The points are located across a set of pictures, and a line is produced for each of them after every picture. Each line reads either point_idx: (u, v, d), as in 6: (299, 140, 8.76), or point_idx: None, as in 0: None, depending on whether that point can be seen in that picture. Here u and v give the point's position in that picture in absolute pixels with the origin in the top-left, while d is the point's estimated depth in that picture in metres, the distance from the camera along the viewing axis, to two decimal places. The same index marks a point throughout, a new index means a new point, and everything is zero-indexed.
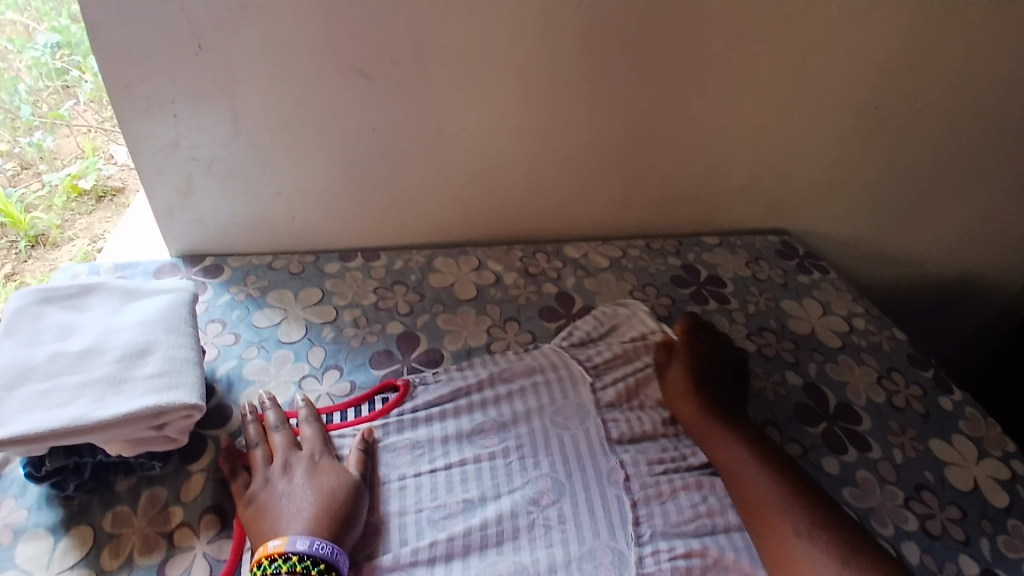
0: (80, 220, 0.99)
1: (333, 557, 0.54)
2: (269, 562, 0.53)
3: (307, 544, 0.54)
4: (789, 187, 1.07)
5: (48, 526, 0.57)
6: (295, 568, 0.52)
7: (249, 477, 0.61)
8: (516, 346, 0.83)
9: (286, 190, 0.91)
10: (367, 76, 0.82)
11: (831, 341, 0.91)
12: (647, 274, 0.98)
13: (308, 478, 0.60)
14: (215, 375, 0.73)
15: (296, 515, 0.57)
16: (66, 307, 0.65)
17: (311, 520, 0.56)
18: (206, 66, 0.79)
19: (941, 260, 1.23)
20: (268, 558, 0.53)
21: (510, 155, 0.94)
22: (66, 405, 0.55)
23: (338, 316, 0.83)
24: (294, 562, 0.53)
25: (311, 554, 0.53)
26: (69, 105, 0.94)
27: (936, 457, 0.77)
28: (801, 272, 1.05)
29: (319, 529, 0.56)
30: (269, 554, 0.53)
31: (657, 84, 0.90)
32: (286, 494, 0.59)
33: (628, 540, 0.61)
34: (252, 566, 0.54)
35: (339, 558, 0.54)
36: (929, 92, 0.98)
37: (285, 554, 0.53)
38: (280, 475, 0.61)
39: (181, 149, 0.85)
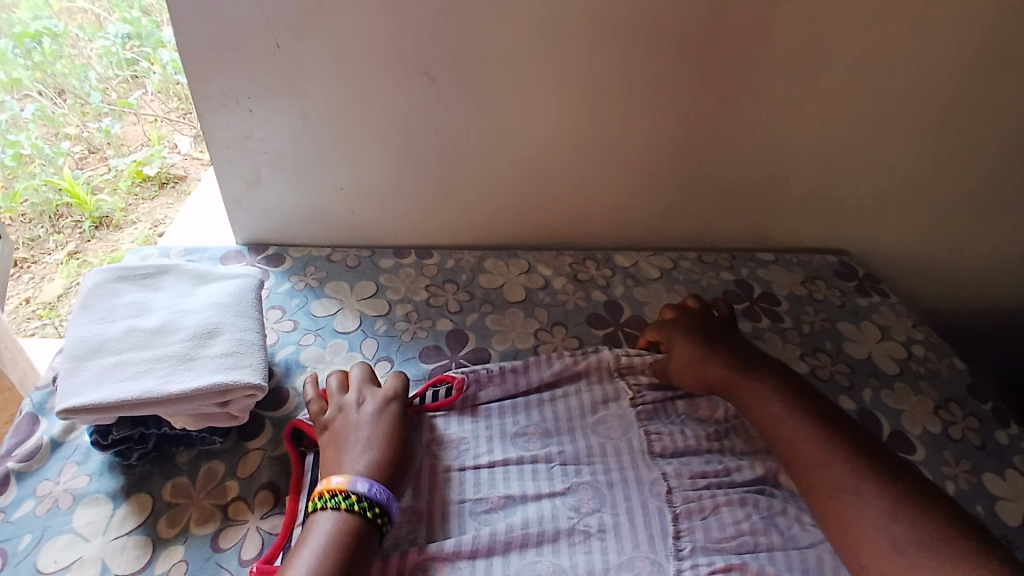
0: (143, 204, 1.15)
1: (387, 502, 0.56)
2: (328, 496, 0.55)
3: (365, 486, 0.56)
4: (853, 205, 1.04)
5: (108, 492, 0.60)
6: (353, 507, 0.55)
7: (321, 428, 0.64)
8: (563, 351, 0.83)
9: (347, 186, 0.94)
10: (431, 78, 0.84)
11: (888, 367, 0.88)
12: (698, 287, 0.97)
13: (376, 416, 0.63)
14: (274, 360, 0.76)
15: (360, 448, 0.60)
16: (139, 286, 0.69)
17: (368, 463, 0.59)
18: (280, 63, 0.82)
19: (1013, 289, 1.17)
20: (328, 492, 0.56)
21: (566, 160, 0.95)
22: (140, 378, 0.58)
23: (390, 310, 0.85)
24: (353, 501, 0.55)
25: (369, 496, 0.56)
26: (137, 94, 1.15)
27: (988, 491, 0.75)
28: (859, 293, 1.01)
29: (376, 473, 0.58)
30: (330, 488, 0.56)
31: (722, 94, 0.89)
32: (356, 426, 0.62)
33: (670, 555, 0.60)
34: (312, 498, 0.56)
35: (391, 503, 0.57)
36: (1012, 111, 0.93)
37: (346, 492, 0.55)
38: (352, 407, 0.64)
39: (251, 142, 0.89)
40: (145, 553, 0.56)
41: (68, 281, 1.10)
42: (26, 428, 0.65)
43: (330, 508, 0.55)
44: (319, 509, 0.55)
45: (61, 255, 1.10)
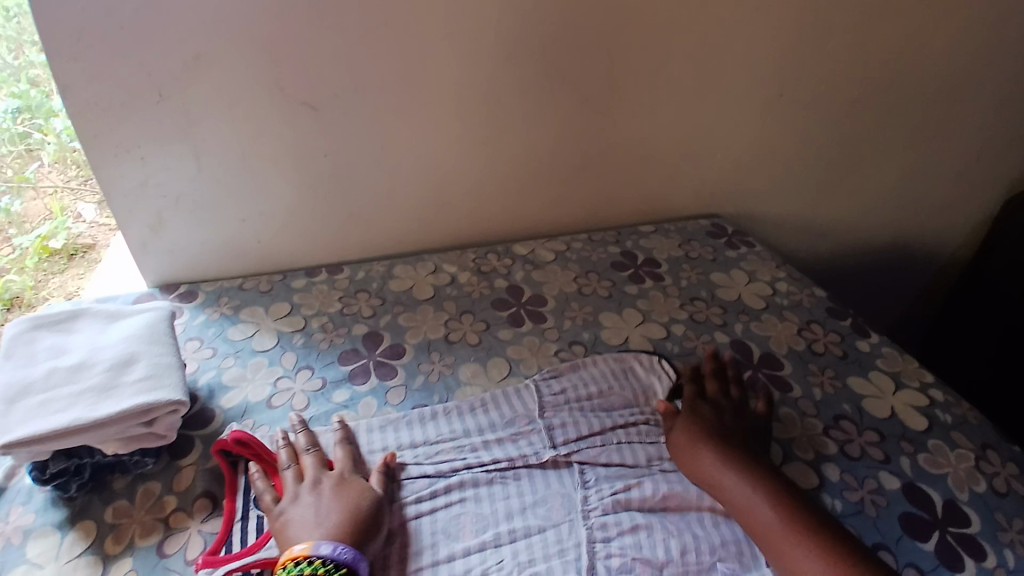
0: (53, 278, 1.08)
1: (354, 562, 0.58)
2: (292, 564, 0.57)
3: (330, 549, 0.58)
4: (716, 174, 1.18)
5: (54, 524, 0.66)
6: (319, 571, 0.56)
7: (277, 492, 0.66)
8: (471, 334, 0.91)
9: (252, 217, 1.00)
10: (314, 108, 0.92)
11: (756, 303, 1.01)
12: (589, 262, 1.08)
13: (335, 488, 0.65)
14: (197, 385, 0.81)
15: (321, 523, 0.61)
16: (56, 331, 0.75)
17: (337, 526, 0.61)
18: (167, 111, 0.87)
19: (871, 230, 1.33)
20: (291, 561, 0.57)
21: (454, 167, 1.04)
22: (66, 410, 0.65)
23: (306, 324, 0.91)
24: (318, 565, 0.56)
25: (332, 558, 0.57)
26: (34, 167, 1.05)
27: (854, 391, 0.87)
28: (728, 247, 1.15)
29: (339, 537, 0.60)
30: (295, 557, 0.57)
31: (581, 90, 1.01)
32: (313, 505, 0.63)
33: (570, 489, 0.70)
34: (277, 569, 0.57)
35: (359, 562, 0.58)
36: (827, 76, 1.08)
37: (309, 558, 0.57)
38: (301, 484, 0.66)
39: (150, 187, 0.93)
40: (95, 571, 0.62)
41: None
42: None
43: None
44: None
45: None
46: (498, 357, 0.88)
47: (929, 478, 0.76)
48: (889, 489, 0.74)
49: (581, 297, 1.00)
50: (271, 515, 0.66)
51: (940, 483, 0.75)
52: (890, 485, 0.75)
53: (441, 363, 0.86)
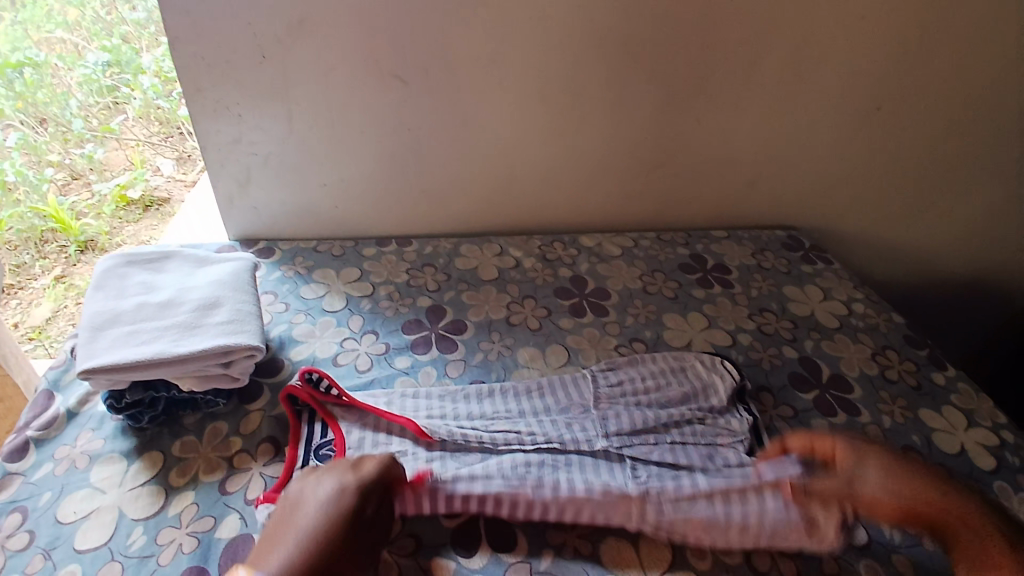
0: (128, 226, 1.22)
1: None
2: None
3: None
4: (799, 185, 1.13)
5: (121, 452, 0.70)
6: None
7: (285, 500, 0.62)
8: (532, 319, 0.91)
9: (331, 183, 1.03)
10: (402, 81, 0.93)
11: (830, 322, 0.97)
12: (657, 261, 1.06)
13: (332, 503, 0.59)
14: (270, 336, 0.84)
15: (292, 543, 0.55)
16: (147, 269, 0.80)
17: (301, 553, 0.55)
18: (266, 72, 0.91)
19: (959, 261, 1.25)
20: None
21: (530, 152, 1.04)
22: (152, 343, 0.69)
23: (374, 291, 0.93)
24: None
25: None
26: (118, 120, 1.24)
27: (924, 423, 0.82)
28: (804, 261, 1.11)
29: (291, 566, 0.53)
30: None
31: (671, 85, 0.98)
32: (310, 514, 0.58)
33: (621, 482, 0.68)
34: None
35: None
36: (936, 93, 1.01)
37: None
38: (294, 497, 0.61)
39: (240, 144, 0.97)
40: (158, 499, 0.66)
41: (55, 304, 1.14)
42: (42, 402, 0.75)
43: None
44: None
45: (48, 279, 1.15)
46: (558, 344, 0.88)
47: None
48: None
49: (645, 295, 0.98)
50: None
51: None
52: None
53: (501, 343, 0.87)
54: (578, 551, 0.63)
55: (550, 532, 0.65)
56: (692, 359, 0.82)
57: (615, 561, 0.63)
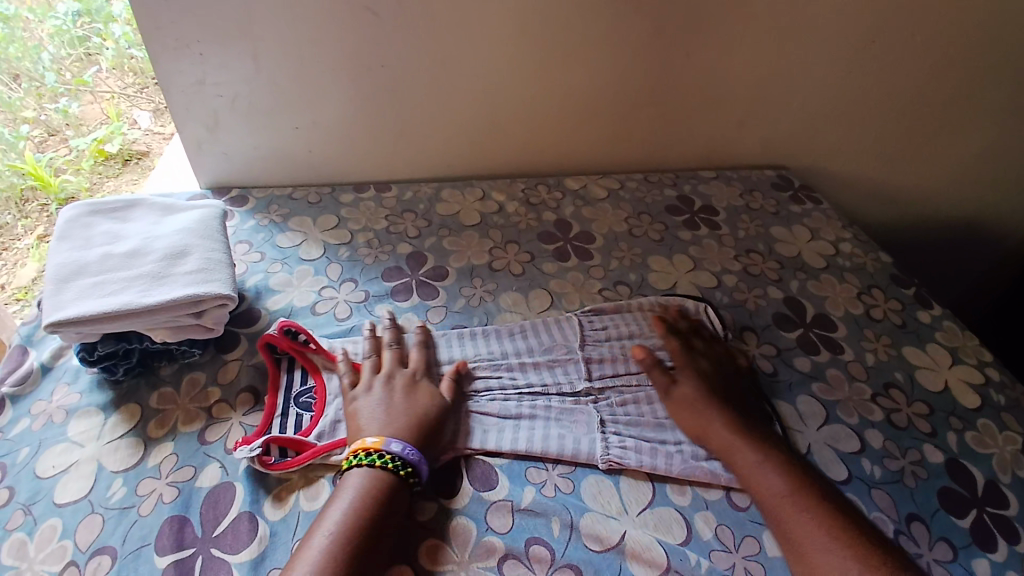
0: (108, 182, 1.09)
1: (416, 461, 0.60)
2: (365, 455, 0.60)
3: (399, 447, 0.61)
4: (789, 123, 1.09)
5: (98, 405, 0.69)
6: (386, 466, 0.59)
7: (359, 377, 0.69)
8: (515, 264, 0.90)
9: (304, 126, 0.98)
10: (374, 14, 0.87)
11: (816, 262, 0.96)
12: (642, 203, 1.04)
13: (407, 391, 0.67)
14: (245, 286, 0.82)
15: (389, 422, 0.63)
16: (112, 218, 0.77)
17: (404, 428, 0.63)
18: (226, 7, 0.84)
19: (949, 202, 1.23)
20: (364, 451, 0.60)
21: (512, 91, 0.99)
22: (119, 293, 0.67)
23: (352, 239, 0.91)
24: (386, 460, 0.59)
25: (402, 456, 0.60)
26: (91, 72, 1.07)
27: (907, 361, 0.82)
28: (793, 202, 1.09)
29: (408, 436, 0.62)
30: (367, 448, 0.60)
31: (656, 18, 0.93)
32: (383, 401, 0.65)
33: (595, 429, 0.68)
34: (349, 456, 0.60)
35: (421, 463, 0.61)
36: (935, 23, 0.96)
37: (380, 451, 0.60)
38: (379, 379, 0.68)
39: (206, 86, 0.92)
40: (138, 451, 0.65)
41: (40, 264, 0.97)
42: (17, 357, 0.74)
43: (364, 466, 0.59)
44: (354, 467, 0.59)
45: (30, 241, 0.98)
46: (541, 289, 0.86)
47: (974, 456, 0.72)
48: (931, 461, 0.71)
49: (631, 238, 0.96)
50: (311, 415, 0.68)
51: (984, 462, 0.71)
52: (934, 459, 0.71)
53: (483, 289, 0.85)
54: (559, 488, 0.63)
55: (531, 470, 0.65)
56: (676, 303, 0.82)
57: (596, 499, 0.63)
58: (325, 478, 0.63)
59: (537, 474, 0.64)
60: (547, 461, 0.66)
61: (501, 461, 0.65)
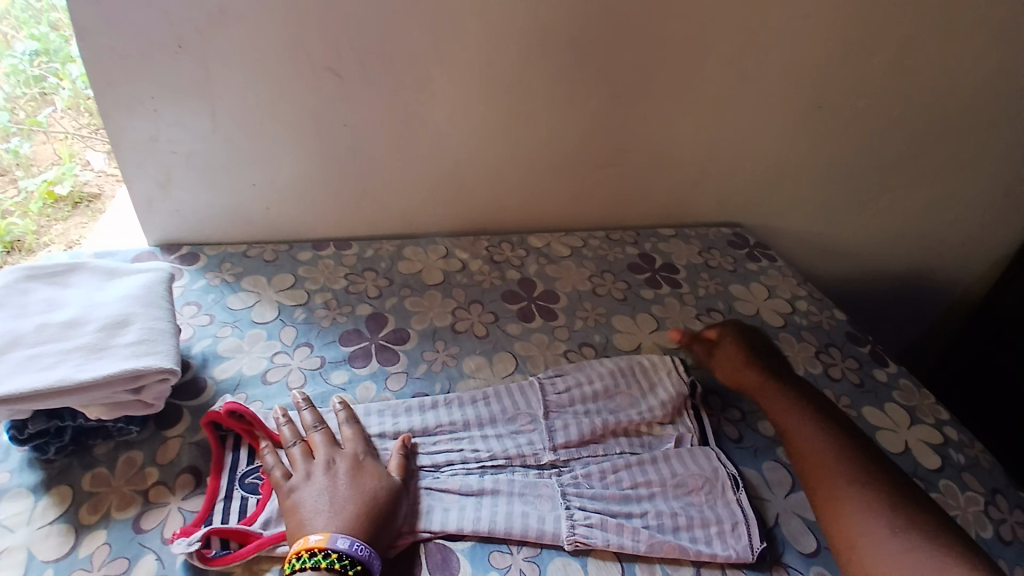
0: (56, 226, 1.02)
1: (369, 559, 0.56)
2: (309, 555, 0.55)
3: (347, 544, 0.56)
4: (743, 183, 1.14)
5: (29, 486, 0.63)
6: (333, 566, 0.55)
7: (289, 469, 0.63)
8: (479, 326, 0.88)
9: (261, 183, 0.96)
10: (336, 75, 0.87)
11: (774, 321, 0.98)
12: (606, 261, 1.05)
13: (352, 476, 0.62)
14: (191, 353, 0.77)
15: (336, 513, 0.58)
16: (48, 283, 0.72)
17: (352, 517, 0.59)
18: (184, 63, 0.83)
19: (893, 258, 1.29)
20: (307, 551, 0.55)
21: (475, 150, 0.99)
22: (50, 368, 0.62)
23: (309, 299, 0.88)
24: (333, 560, 0.55)
25: (350, 554, 0.55)
26: (47, 111, 0.99)
27: (868, 422, 0.83)
28: (750, 259, 1.11)
29: (357, 528, 0.58)
30: (310, 548, 0.55)
31: (614, 84, 0.96)
32: (326, 489, 0.60)
33: (559, 503, 0.65)
34: (290, 557, 0.55)
35: (373, 560, 0.56)
36: (871, 92, 1.03)
37: (326, 551, 0.55)
38: (318, 468, 0.62)
39: (158, 142, 0.89)
40: (69, 539, 0.59)
41: None
42: None
43: (310, 569, 0.54)
44: (298, 570, 0.55)
45: None
46: (505, 351, 0.84)
47: None
48: None
49: (594, 297, 0.97)
50: (257, 498, 0.63)
51: None
52: None
53: (446, 353, 0.83)
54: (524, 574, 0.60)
55: (494, 554, 0.62)
56: (638, 360, 0.81)
57: None
58: (272, 571, 0.58)
59: (502, 558, 0.61)
60: (511, 543, 0.63)
61: (464, 544, 0.62)
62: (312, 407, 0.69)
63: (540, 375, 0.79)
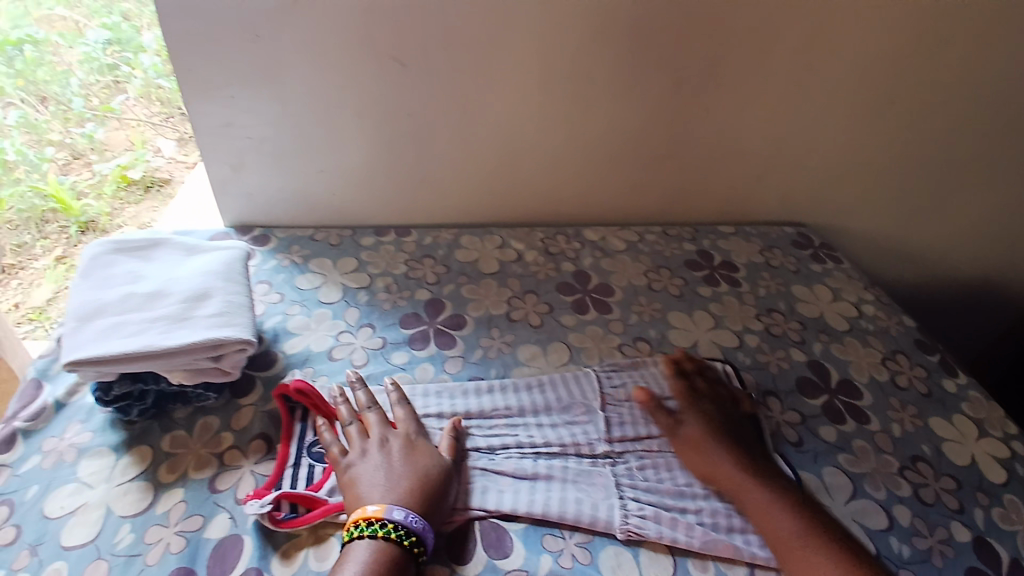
0: (128, 208, 1.13)
1: (423, 532, 0.58)
2: (366, 524, 0.58)
3: (402, 515, 0.58)
4: (810, 181, 1.10)
5: (110, 446, 0.68)
6: (389, 536, 0.57)
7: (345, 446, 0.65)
8: (533, 315, 0.89)
9: (328, 170, 1.00)
10: (401, 64, 0.89)
11: (839, 324, 0.94)
12: (662, 257, 1.03)
13: (405, 454, 0.64)
14: (263, 328, 0.82)
15: (391, 488, 0.61)
16: (137, 257, 0.77)
17: (407, 492, 0.61)
18: (260, 53, 0.87)
19: (971, 263, 1.22)
20: (365, 520, 0.58)
21: (532, 141, 1.00)
22: (139, 335, 0.66)
23: (371, 282, 0.91)
24: (389, 530, 0.57)
25: (405, 524, 0.58)
26: (119, 99, 1.14)
27: (934, 432, 0.80)
28: (814, 260, 1.08)
29: (411, 503, 0.60)
30: (368, 517, 0.58)
31: (678, 75, 0.95)
32: (381, 466, 0.63)
33: (614, 493, 0.65)
34: (349, 526, 0.58)
35: (427, 533, 0.58)
36: (954, 85, 0.97)
37: (382, 521, 0.58)
38: (373, 445, 0.65)
39: (233, 128, 0.94)
40: (146, 496, 0.63)
41: None
42: (32, 392, 0.73)
43: (367, 537, 0.57)
44: (355, 538, 0.57)
45: None
46: (559, 342, 0.85)
47: (1000, 533, 0.69)
48: (959, 540, 0.68)
49: (650, 292, 0.96)
50: (322, 468, 0.66)
51: (1010, 540, 0.68)
52: (961, 537, 0.68)
53: (501, 340, 0.84)
54: (576, 558, 0.61)
55: (547, 537, 0.62)
56: (695, 362, 0.81)
57: (614, 572, 0.60)
58: (335, 536, 0.61)
59: (554, 541, 0.62)
60: (564, 528, 0.63)
61: (518, 525, 0.63)
62: (365, 387, 0.72)
63: (596, 368, 0.80)
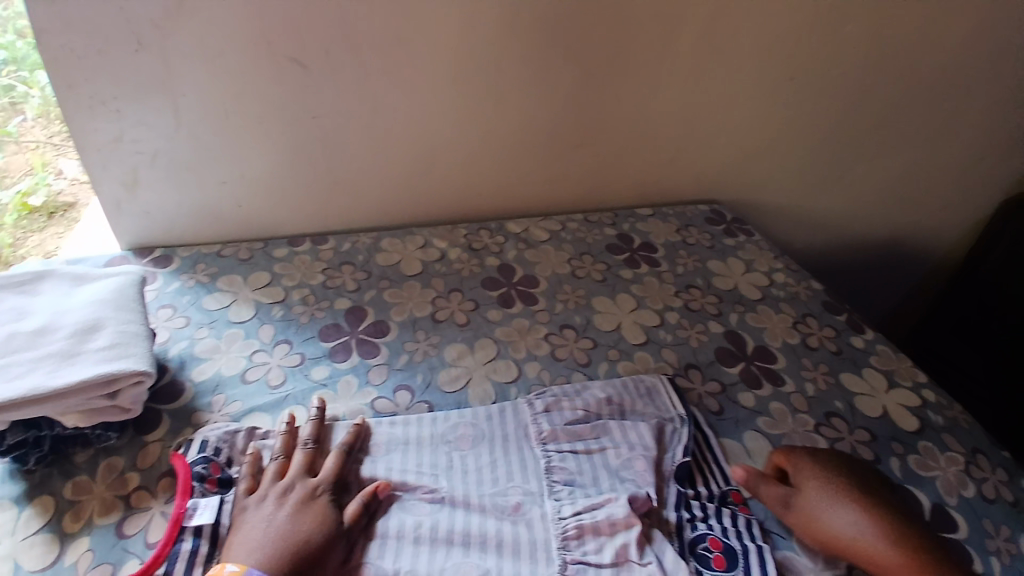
0: (32, 237, 0.99)
1: None
2: None
3: None
4: (718, 160, 1.14)
5: (12, 497, 0.62)
6: None
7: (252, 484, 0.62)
8: (459, 314, 0.88)
9: (231, 180, 0.95)
10: (302, 66, 0.86)
11: (753, 294, 0.99)
12: (584, 244, 1.05)
13: (301, 506, 0.59)
14: (168, 356, 0.77)
15: (263, 546, 0.55)
16: (17, 292, 0.71)
17: (274, 556, 0.54)
18: (146, 61, 0.81)
19: (869, 226, 1.31)
20: None
21: (448, 137, 0.99)
22: (24, 376, 0.61)
23: (286, 296, 0.88)
24: None
25: None
26: (17, 121, 0.96)
27: (846, 388, 0.85)
28: (727, 235, 1.12)
29: (275, 566, 0.54)
30: None
31: (586, 65, 0.96)
32: (267, 518, 0.58)
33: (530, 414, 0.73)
34: None
35: None
36: (840, 61, 1.04)
37: None
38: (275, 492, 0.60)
39: (123, 143, 0.87)
40: (54, 548, 0.59)
41: None
42: None
43: None
44: None
45: None
46: (486, 338, 0.85)
47: (919, 480, 0.74)
48: None
49: (574, 280, 0.97)
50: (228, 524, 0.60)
51: (928, 485, 0.73)
52: None
53: (427, 343, 0.83)
54: None
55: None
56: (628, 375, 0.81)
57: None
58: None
59: None
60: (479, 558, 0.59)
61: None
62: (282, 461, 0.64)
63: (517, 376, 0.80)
